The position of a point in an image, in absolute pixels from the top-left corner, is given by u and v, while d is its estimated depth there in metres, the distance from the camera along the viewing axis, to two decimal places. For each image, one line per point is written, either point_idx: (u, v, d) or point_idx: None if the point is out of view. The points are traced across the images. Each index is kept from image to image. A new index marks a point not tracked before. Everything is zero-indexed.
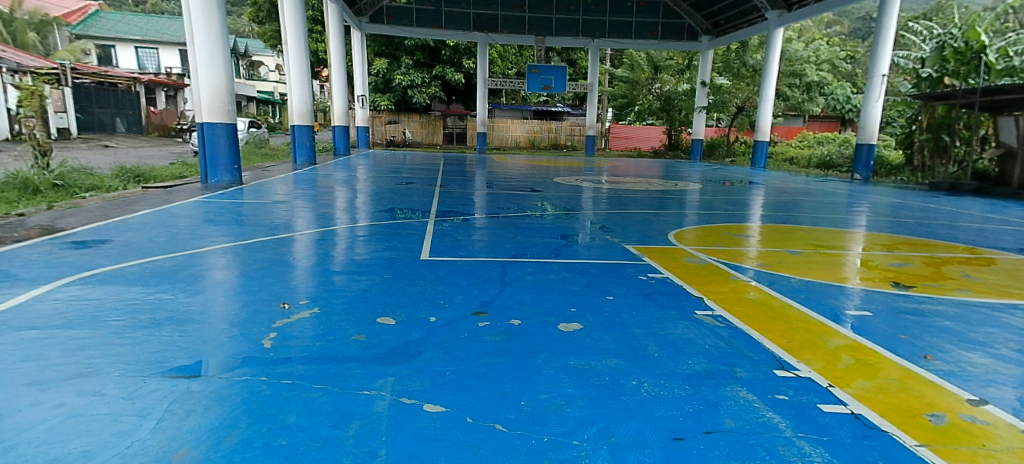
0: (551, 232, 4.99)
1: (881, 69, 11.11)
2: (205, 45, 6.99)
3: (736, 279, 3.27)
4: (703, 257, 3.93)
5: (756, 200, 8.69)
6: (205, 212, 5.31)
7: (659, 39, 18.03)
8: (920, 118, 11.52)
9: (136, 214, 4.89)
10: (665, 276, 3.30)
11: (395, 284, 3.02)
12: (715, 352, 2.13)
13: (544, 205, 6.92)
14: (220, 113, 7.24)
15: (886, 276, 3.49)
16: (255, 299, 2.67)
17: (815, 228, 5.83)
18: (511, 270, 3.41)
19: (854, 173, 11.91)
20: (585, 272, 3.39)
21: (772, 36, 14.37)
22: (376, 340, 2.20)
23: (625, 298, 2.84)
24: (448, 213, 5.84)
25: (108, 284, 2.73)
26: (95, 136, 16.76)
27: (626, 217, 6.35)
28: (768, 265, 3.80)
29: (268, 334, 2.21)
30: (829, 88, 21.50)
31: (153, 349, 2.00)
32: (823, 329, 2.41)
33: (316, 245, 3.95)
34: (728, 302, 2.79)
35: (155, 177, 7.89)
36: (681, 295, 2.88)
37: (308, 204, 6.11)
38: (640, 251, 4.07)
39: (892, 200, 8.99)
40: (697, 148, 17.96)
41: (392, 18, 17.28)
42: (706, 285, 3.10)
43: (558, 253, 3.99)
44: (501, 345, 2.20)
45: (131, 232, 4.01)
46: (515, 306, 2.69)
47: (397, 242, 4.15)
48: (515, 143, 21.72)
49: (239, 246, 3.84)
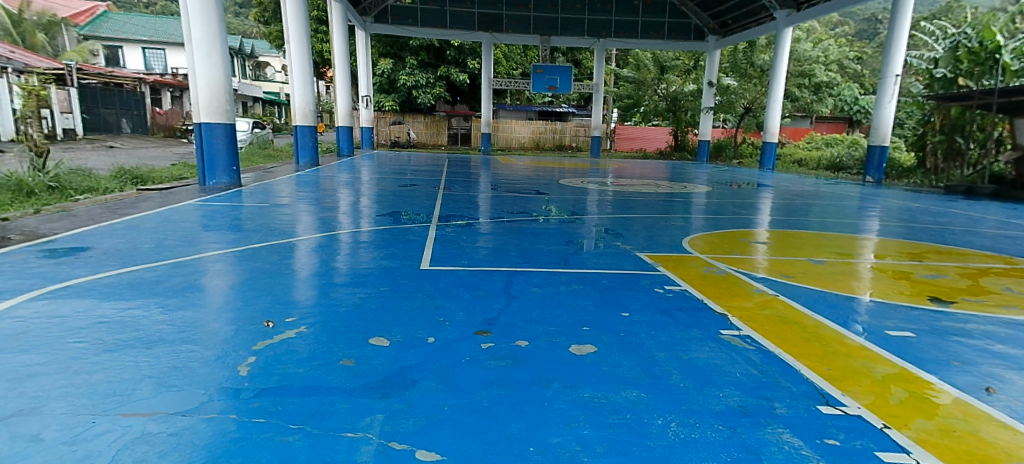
0: (557, 237, 4.77)
1: (895, 69, 10.78)
2: (203, 43, 6.78)
3: (760, 292, 3.02)
4: (722, 267, 3.70)
5: (767, 204, 8.42)
6: (200, 216, 5.10)
7: (665, 39, 17.76)
8: (933, 120, 11.18)
9: (127, 217, 4.68)
10: (683, 289, 3.07)
11: (392, 298, 2.80)
12: (749, 383, 1.92)
13: (549, 208, 6.71)
14: (218, 113, 7.02)
15: (920, 290, 3.25)
16: (239, 314, 2.46)
17: (832, 235, 5.60)
18: (517, 281, 3.18)
19: (866, 176, 11.57)
20: (597, 284, 3.15)
21: (781, 36, 13.98)
22: (367, 366, 2.00)
23: (642, 315, 2.61)
24: (452, 217, 5.65)
25: (82, 299, 2.52)
26: (100, 137, 16.64)
27: (634, 221, 6.10)
28: (792, 276, 3.57)
29: (246, 359, 1.99)
30: (838, 89, 21.18)
31: (114, 378, 1.80)
32: (865, 354, 2.18)
33: (312, 253, 3.73)
34: (755, 321, 2.56)
35: (154, 178, 7.69)
36: (703, 312, 2.65)
37: (308, 208, 5.91)
38: (654, 260, 3.82)
39: (908, 204, 8.72)
40: (703, 149, 17.87)
41: (396, 17, 17.02)
42: (729, 300, 2.86)
43: (566, 261, 3.76)
44: (508, 373, 1.99)
45: (117, 238, 3.79)
46: (522, 323, 2.47)
47: (398, 249, 3.92)
48: (520, 144, 21.48)
49: (231, 253, 3.63)
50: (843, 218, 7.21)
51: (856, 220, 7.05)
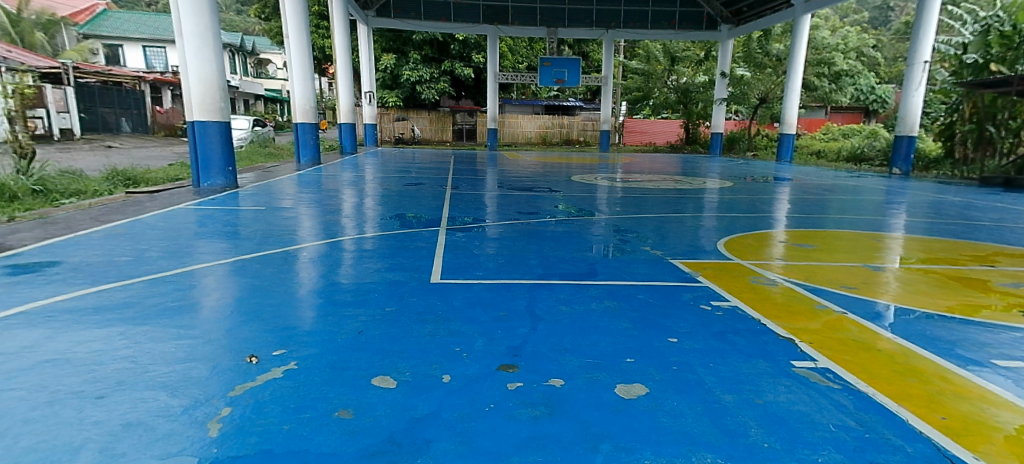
0: (574, 242, 4.38)
1: (923, 55, 10.28)
2: (193, 37, 6.38)
3: (824, 310, 2.60)
4: (771, 276, 3.27)
5: (784, 200, 7.96)
6: (193, 222, 4.72)
7: (677, 29, 17.16)
8: (961, 107, 10.64)
9: (110, 225, 4.30)
10: (733, 306, 2.66)
11: (400, 320, 2.42)
12: (850, 442, 1.54)
13: (563, 207, 6.30)
14: (211, 110, 6.64)
15: (1013, 303, 2.83)
16: (222, 346, 2.08)
17: (869, 234, 5.15)
18: (540, 298, 2.77)
19: (893, 168, 11.13)
20: (632, 300, 2.74)
21: (799, 23, 13.45)
22: (370, 419, 1.62)
23: (694, 342, 2.21)
24: (459, 219, 5.28)
25: (31, 330, 2.13)
26: (99, 136, 16.31)
27: (652, 221, 5.68)
28: (856, 287, 3.09)
29: (219, 412, 1.60)
30: (855, 78, 20.58)
31: (44, 446, 1.43)
32: (983, 395, 1.79)
33: (311, 265, 3.33)
34: (832, 348, 2.16)
35: (149, 180, 7.33)
36: (766, 337, 2.25)
37: (311, 210, 5.54)
38: (692, 269, 3.41)
39: (937, 197, 8.29)
40: (716, 142, 17.31)
41: (398, 11, 16.42)
42: (791, 321, 2.45)
43: (594, 270, 3.35)
44: (545, 426, 1.61)
45: (91, 250, 3.40)
46: (553, 353, 2.08)
47: (404, 259, 3.52)
48: (526, 139, 21.07)
49: (218, 267, 3.23)
50: (869, 214, 6.76)
51: (884, 217, 6.60)
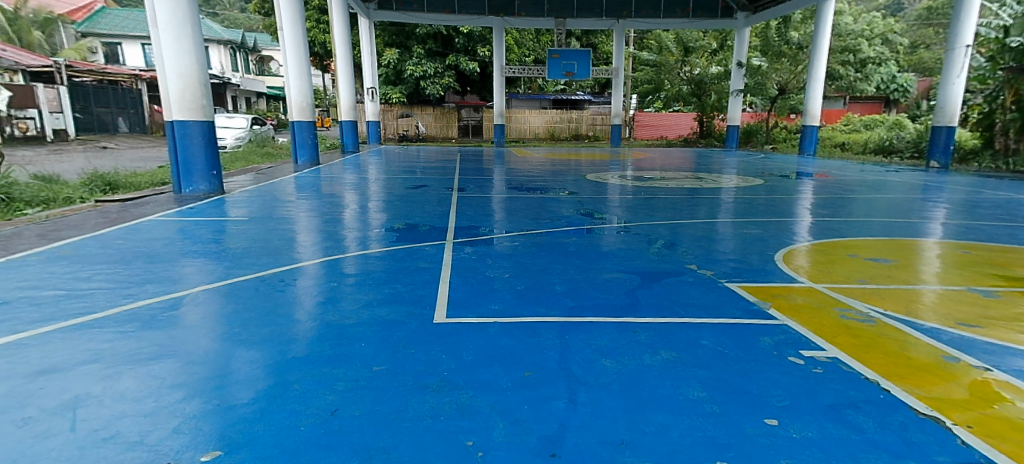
0: (605, 257, 3.72)
1: (965, 38, 9.47)
2: (169, 27, 5.74)
3: (957, 365, 1.95)
4: (863, 308, 2.57)
5: (810, 199, 7.33)
6: (162, 237, 4.10)
7: (690, 17, 16.38)
8: (1001, 95, 9.86)
9: (59, 243, 3.69)
10: (835, 358, 2.00)
11: (392, 387, 1.78)
12: None
13: (579, 212, 5.65)
14: (192, 108, 6.00)
15: None
16: (133, 444, 1.47)
17: (922, 240, 4.49)
18: (577, 345, 2.12)
19: (930, 160, 10.43)
20: (697, 349, 2.08)
21: (823, 8, 12.61)
22: None
23: (804, 425, 1.57)
24: (467, 229, 4.63)
25: None
26: (93, 136, 15.71)
27: (686, 228, 5.00)
28: (983, 325, 2.38)
29: None
30: (879, 65, 19.65)
31: None
32: None
33: (286, 297, 2.68)
34: (1013, 440, 1.50)
35: (129, 185, 6.71)
36: (907, 420, 1.59)
37: (304, 218, 4.92)
38: (760, 297, 2.72)
39: (987, 194, 7.55)
40: (732, 135, 16.50)
41: (401, 3, 15.85)
42: (925, 385, 1.80)
43: (637, 301, 2.68)
44: None
45: (19, 282, 2.79)
46: (607, 453, 1.45)
47: (401, 287, 2.88)
48: (534, 135, 20.38)
49: (173, 300, 2.62)
50: (909, 214, 6.09)
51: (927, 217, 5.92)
